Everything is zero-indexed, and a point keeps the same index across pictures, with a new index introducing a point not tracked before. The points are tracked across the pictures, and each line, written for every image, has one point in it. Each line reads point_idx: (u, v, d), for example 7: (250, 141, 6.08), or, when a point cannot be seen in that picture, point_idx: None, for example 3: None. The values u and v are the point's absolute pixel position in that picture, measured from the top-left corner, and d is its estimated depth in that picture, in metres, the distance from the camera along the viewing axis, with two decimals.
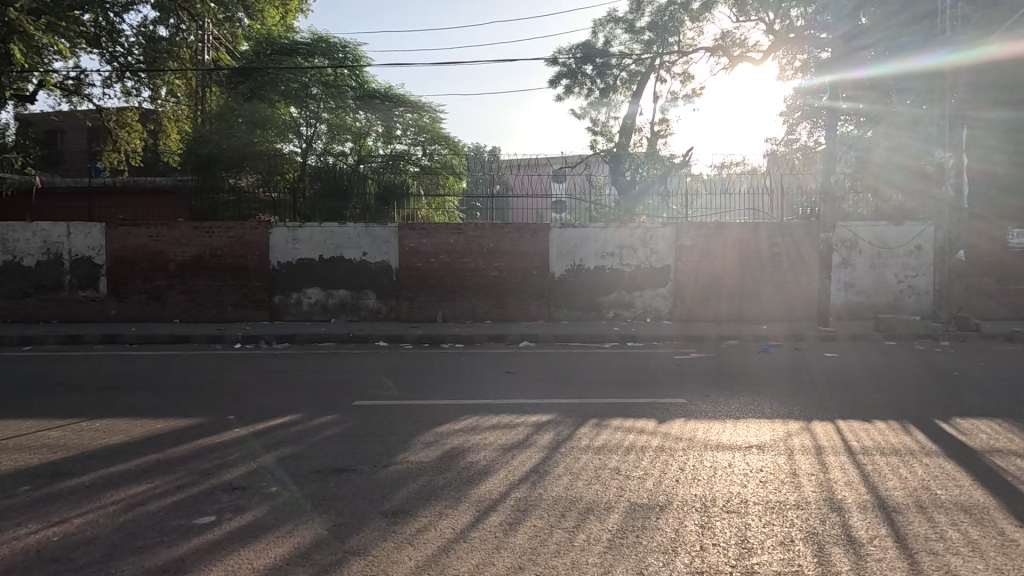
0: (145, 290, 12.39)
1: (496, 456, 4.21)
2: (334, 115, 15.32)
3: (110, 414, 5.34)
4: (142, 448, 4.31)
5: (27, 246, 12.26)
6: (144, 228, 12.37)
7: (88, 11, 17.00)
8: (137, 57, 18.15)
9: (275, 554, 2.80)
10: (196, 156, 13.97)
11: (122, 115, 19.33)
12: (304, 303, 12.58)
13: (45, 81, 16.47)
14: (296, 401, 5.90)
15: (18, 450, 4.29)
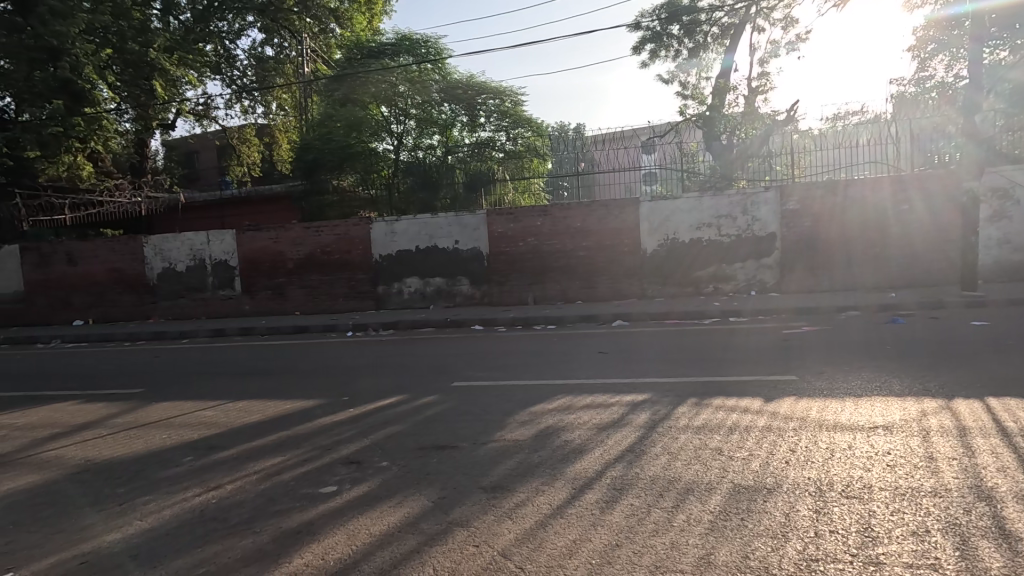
0: (271, 287, 13.92)
1: (590, 435, 4.22)
2: (421, 110, 15.97)
3: (249, 396, 6.13)
4: (274, 426, 4.91)
5: (178, 254, 14.30)
6: (265, 232, 13.84)
7: (209, 43, 19.21)
8: (250, 78, 20.29)
9: (388, 521, 3.07)
10: (303, 163, 15.32)
11: (242, 131, 21.61)
12: (404, 292, 13.39)
13: (182, 110, 18.97)
14: (400, 383, 6.34)
15: (182, 426, 5.08)
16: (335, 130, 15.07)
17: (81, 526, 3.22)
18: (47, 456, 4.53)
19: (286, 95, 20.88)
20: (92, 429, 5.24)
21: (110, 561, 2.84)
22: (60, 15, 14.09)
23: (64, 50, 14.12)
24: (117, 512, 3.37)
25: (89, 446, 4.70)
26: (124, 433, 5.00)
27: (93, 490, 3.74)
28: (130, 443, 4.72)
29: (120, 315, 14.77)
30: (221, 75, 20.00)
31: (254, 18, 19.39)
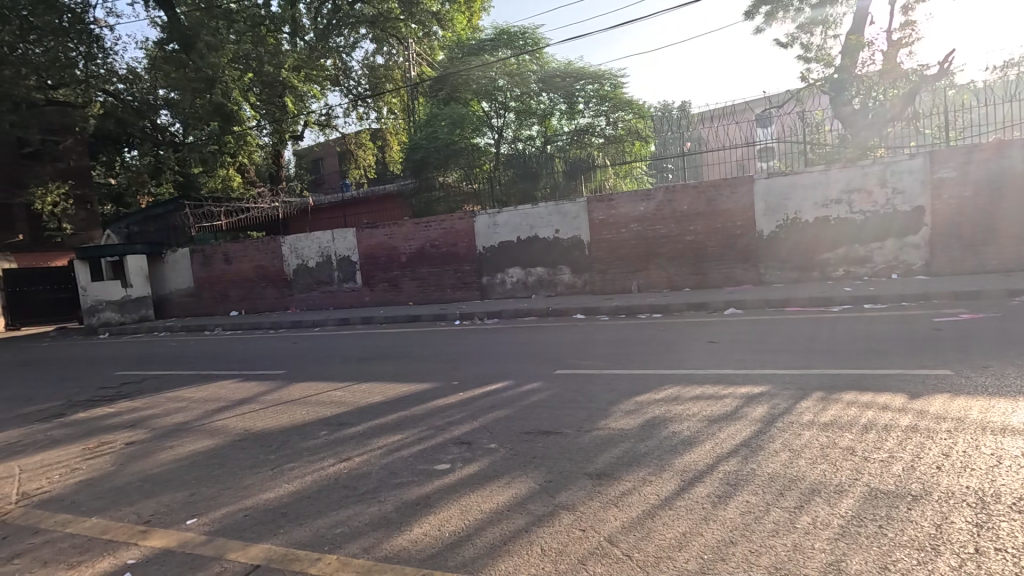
0: (387, 279, 15.06)
1: (701, 427, 4.04)
2: (520, 102, 16.16)
3: (371, 379, 6.73)
4: (393, 406, 5.36)
5: (309, 252, 16.02)
6: (381, 229, 14.97)
7: (329, 57, 20.81)
8: (364, 87, 22.03)
9: (497, 500, 3.21)
10: (413, 162, 16.31)
11: (358, 137, 23.57)
12: (507, 282, 13.75)
13: (309, 121, 21.05)
14: (505, 370, 6.56)
15: (318, 404, 5.73)
16: (440, 128, 15.71)
17: (243, 486, 3.79)
18: (217, 424, 5.39)
19: (395, 100, 22.59)
20: (248, 403, 6.10)
21: (266, 515, 3.31)
22: (214, 48, 16.35)
23: (216, 79, 16.30)
24: (269, 476, 3.92)
25: (246, 418, 5.49)
26: (272, 409, 5.76)
27: (250, 455, 4.37)
28: (277, 417, 5.43)
29: (265, 306, 16.93)
30: (340, 86, 21.80)
31: (366, 30, 20.79)
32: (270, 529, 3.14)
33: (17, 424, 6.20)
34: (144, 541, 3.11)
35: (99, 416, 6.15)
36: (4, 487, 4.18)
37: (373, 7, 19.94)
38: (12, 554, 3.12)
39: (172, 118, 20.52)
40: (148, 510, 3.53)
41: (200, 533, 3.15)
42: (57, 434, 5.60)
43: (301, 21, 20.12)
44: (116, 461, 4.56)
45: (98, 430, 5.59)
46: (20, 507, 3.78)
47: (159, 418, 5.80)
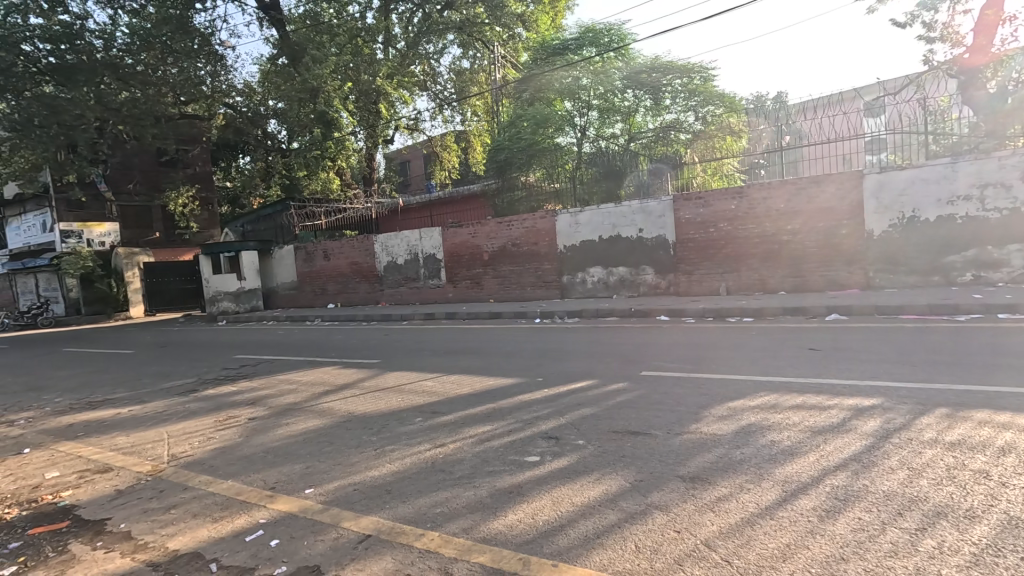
0: (470, 277, 15.55)
1: (803, 438, 3.83)
2: (604, 99, 15.84)
3: (459, 372, 7.02)
4: (481, 398, 5.57)
5: (398, 250, 16.93)
6: (464, 228, 15.46)
7: (419, 64, 21.78)
8: (449, 91, 22.95)
9: (588, 495, 3.26)
10: (497, 163, 16.63)
11: (444, 139, 24.59)
12: (588, 281, 13.69)
13: (399, 125, 22.21)
14: (589, 369, 6.58)
15: (412, 393, 6.10)
16: (524, 129, 15.93)
17: (351, 462, 4.15)
18: (324, 406, 5.91)
19: (479, 102, 23.29)
20: (349, 388, 6.62)
21: (373, 491, 3.61)
22: (318, 61, 17.37)
23: (319, 89, 17.41)
24: (373, 455, 4.25)
25: (348, 402, 5.97)
26: (370, 395, 6.21)
27: (355, 436, 4.76)
28: (376, 402, 5.85)
29: (358, 301, 18.14)
30: (427, 91, 22.78)
31: (453, 36, 21.52)
32: (378, 503, 3.42)
33: (161, 396, 7.16)
34: (272, 505, 3.51)
35: (226, 394, 6.95)
36: (157, 449, 4.88)
37: (460, 13, 20.64)
38: (169, 505, 3.65)
39: (280, 126, 22.52)
40: (273, 477, 3.98)
41: (317, 502, 3.50)
42: (193, 406, 6.42)
43: (393, 30, 21.28)
44: (243, 433, 5.15)
45: (226, 405, 6.33)
46: (171, 466, 4.40)
47: (274, 398, 6.45)
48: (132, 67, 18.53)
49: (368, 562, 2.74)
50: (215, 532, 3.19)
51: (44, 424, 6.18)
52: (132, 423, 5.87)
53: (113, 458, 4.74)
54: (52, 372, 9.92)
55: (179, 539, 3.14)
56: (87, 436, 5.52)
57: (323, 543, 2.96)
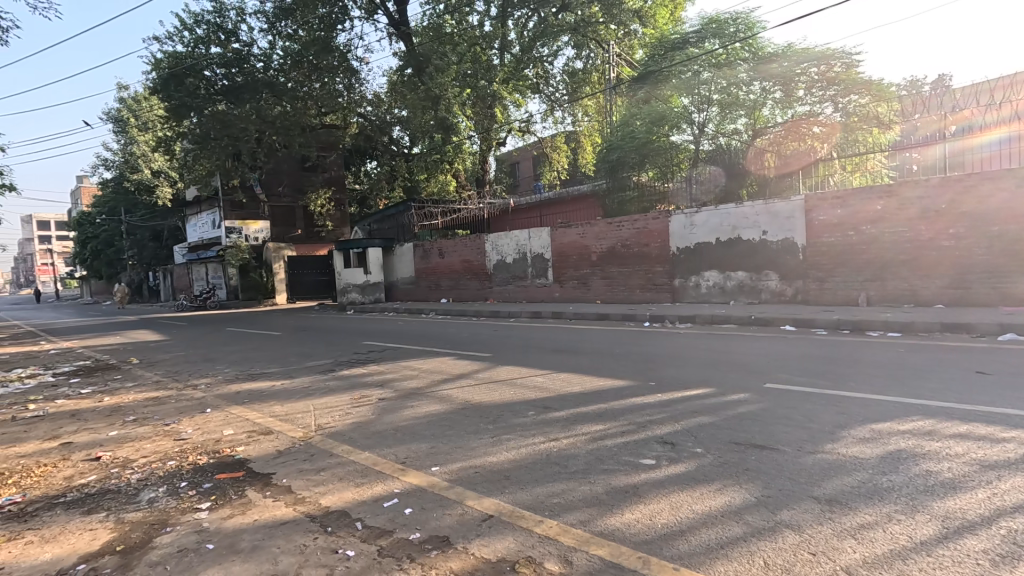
0: (577, 277, 15.54)
1: (970, 471, 3.36)
2: (726, 93, 14.91)
3: (569, 370, 7.11)
4: (594, 397, 5.61)
5: (508, 249, 17.46)
6: (573, 229, 15.52)
7: (533, 67, 22.20)
8: (562, 92, 23.19)
9: (709, 504, 3.17)
10: (608, 163, 16.19)
11: (554, 140, 24.87)
12: (702, 286, 13.04)
13: (512, 127, 22.84)
14: (706, 376, 6.31)
15: (524, 387, 6.30)
16: (638, 127, 15.36)
17: (470, 447, 4.42)
18: (444, 392, 6.35)
19: (591, 102, 23.28)
20: (465, 378, 7.02)
21: (493, 475, 3.83)
22: (441, 70, 19.10)
23: (441, 97, 18.93)
24: (491, 442, 4.49)
25: (465, 391, 6.34)
26: (484, 385, 6.54)
27: (473, 423, 5.06)
28: (490, 393, 6.14)
29: (468, 296, 18.99)
30: (540, 93, 23.21)
31: (567, 37, 21.66)
32: (499, 487, 3.63)
33: (306, 374, 8.15)
34: (403, 477, 3.88)
35: (358, 375, 7.73)
36: (306, 418, 5.61)
37: (575, 14, 20.73)
38: (319, 467, 4.18)
39: (404, 132, 24.41)
40: (404, 453, 4.38)
41: (443, 480, 3.79)
42: (332, 384, 7.24)
43: (509, 35, 21.84)
44: (374, 411, 5.72)
45: (359, 385, 7.06)
46: (317, 434, 5.03)
47: (399, 382, 7.05)
48: (284, 84, 21.79)
49: (492, 540, 2.93)
50: (359, 495, 3.61)
51: (218, 390, 7.35)
52: (284, 395, 6.78)
53: (272, 422, 5.54)
54: (220, 347, 11.72)
55: (329, 498, 3.61)
56: (251, 403, 6.49)
57: (451, 517, 3.21)
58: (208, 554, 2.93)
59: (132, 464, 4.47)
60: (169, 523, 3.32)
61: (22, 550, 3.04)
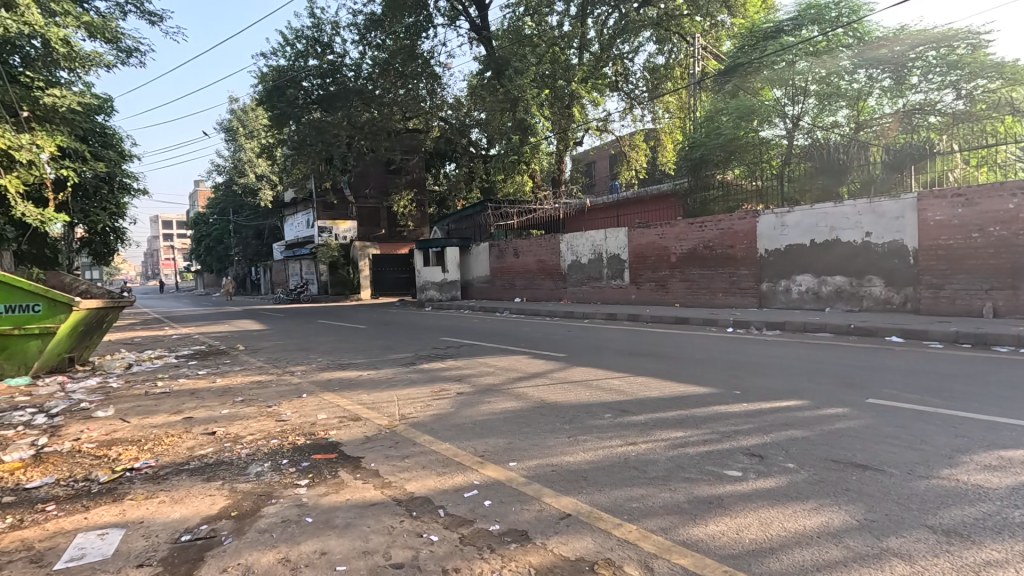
0: (654, 279, 15.11)
1: None
2: (825, 83, 13.74)
3: (645, 374, 6.94)
4: (673, 403, 5.44)
5: (583, 249, 17.32)
6: (652, 229, 15.11)
7: (612, 65, 21.87)
8: (641, 89, 22.63)
9: (803, 523, 2.97)
10: (689, 161, 15.66)
11: (633, 139, 24.27)
12: (793, 290, 12.21)
13: (589, 127, 22.63)
14: (797, 387, 5.90)
15: (600, 389, 6.24)
16: (724, 123, 14.61)
17: (547, 445, 4.46)
18: (520, 390, 6.44)
19: (673, 98, 22.57)
20: (540, 377, 7.09)
21: (569, 475, 3.84)
22: (520, 72, 19.19)
23: (520, 98, 19.15)
24: (568, 442, 4.50)
25: (540, 389, 6.40)
26: (559, 385, 6.56)
27: (549, 422, 5.09)
28: (566, 393, 6.14)
29: (542, 296, 19.06)
30: (619, 91, 22.82)
31: (649, 33, 21.13)
32: (576, 486, 3.63)
33: (389, 365, 8.59)
34: (482, 470, 3.99)
35: (437, 369, 8.04)
36: (391, 408, 5.92)
37: (658, 9, 20.18)
38: (404, 454, 4.41)
39: (482, 134, 25.02)
40: (482, 447, 4.50)
41: (521, 475, 3.86)
42: (413, 377, 7.58)
43: (588, 34, 21.57)
44: (453, 405, 5.92)
45: (438, 379, 7.33)
46: (401, 423, 5.30)
47: (476, 378, 7.24)
48: (373, 91, 23.00)
49: (571, 538, 2.94)
50: (441, 484, 3.76)
51: (312, 378, 7.94)
52: (370, 385, 7.20)
53: (360, 410, 5.90)
54: (312, 338, 12.64)
55: (413, 484, 3.79)
56: (341, 390, 6.96)
57: (529, 513, 3.27)
58: (308, 527, 3.19)
59: (242, 440, 4.95)
60: (274, 496, 3.65)
61: (157, 507, 3.47)
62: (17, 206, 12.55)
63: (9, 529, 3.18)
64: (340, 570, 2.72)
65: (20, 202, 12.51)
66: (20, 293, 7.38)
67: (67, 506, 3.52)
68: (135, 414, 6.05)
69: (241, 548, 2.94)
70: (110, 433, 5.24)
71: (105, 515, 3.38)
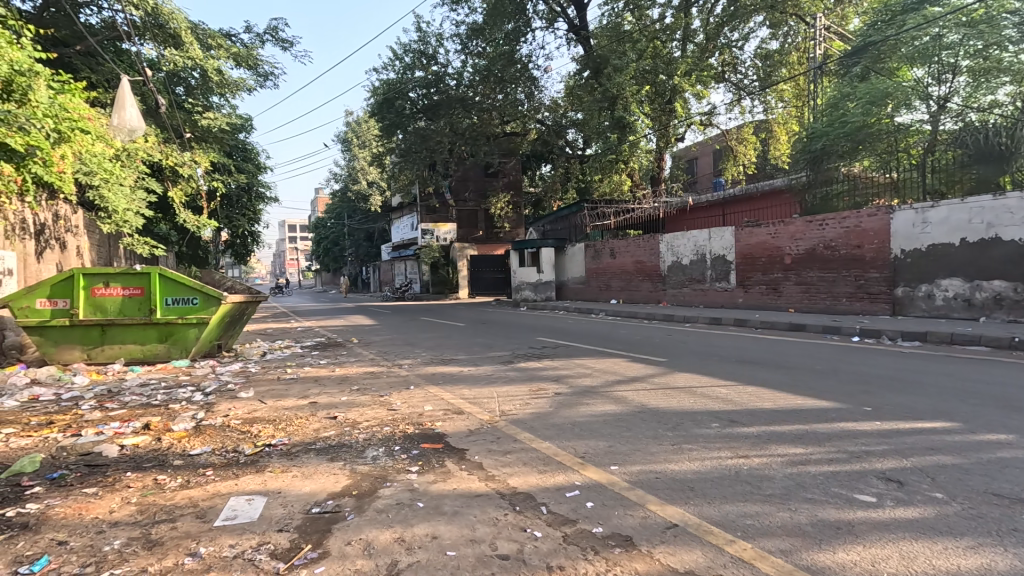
0: (765, 281, 14.04)
1: None
2: (981, 57, 11.92)
3: (757, 383, 6.48)
4: (790, 416, 5.03)
5: (685, 250, 16.56)
6: (763, 228, 14.06)
7: (718, 54, 20.72)
8: (752, 78, 21.15)
9: (957, 563, 2.60)
10: (810, 153, 14.22)
11: (740, 132, 22.69)
12: (937, 297, 10.69)
13: (693, 122, 21.56)
14: (945, 407, 5.15)
15: (706, 397, 5.93)
16: (850, 111, 13.19)
17: (650, 451, 4.33)
18: (619, 393, 6.32)
19: (788, 86, 20.81)
20: (640, 381, 6.89)
21: (675, 484, 3.69)
22: (620, 69, 18.77)
23: (619, 96, 18.78)
24: (672, 449, 4.34)
25: (641, 394, 6.23)
26: (661, 390, 6.34)
27: (651, 427, 4.94)
28: (668, 399, 5.93)
29: (639, 298, 18.52)
30: (726, 81, 21.62)
31: (761, 17, 19.71)
32: (682, 496, 3.49)
33: (489, 363, 8.87)
34: (583, 471, 3.98)
35: (534, 368, 8.15)
36: (491, 404, 6.12)
37: None
38: (506, 450, 4.53)
39: (578, 134, 24.89)
40: (582, 448, 4.49)
41: (623, 479, 3.80)
42: (512, 375, 7.75)
43: (692, 24, 20.51)
44: (551, 404, 5.96)
45: (536, 378, 7.43)
46: (502, 419, 5.45)
47: (574, 379, 7.22)
48: (474, 98, 23.79)
49: (678, 549, 2.84)
50: (542, 481, 3.81)
51: (417, 371, 8.43)
52: (472, 380, 7.48)
53: (463, 404, 6.17)
54: (417, 334, 13.41)
55: (515, 479, 3.88)
56: (444, 385, 7.32)
57: (633, 519, 3.20)
58: (420, 511, 3.39)
59: (359, 425, 5.39)
60: (389, 479, 3.93)
61: (292, 481, 3.90)
62: (180, 214, 14.74)
63: (180, 487, 3.75)
64: (450, 555, 2.86)
65: (182, 211, 14.67)
66: (184, 288, 8.68)
67: (222, 472, 4.08)
68: (270, 396, 6.84)
69: (362, 525, 3.20)
70: (252, 412, 5.99)
71: (251, 483, 3.87)
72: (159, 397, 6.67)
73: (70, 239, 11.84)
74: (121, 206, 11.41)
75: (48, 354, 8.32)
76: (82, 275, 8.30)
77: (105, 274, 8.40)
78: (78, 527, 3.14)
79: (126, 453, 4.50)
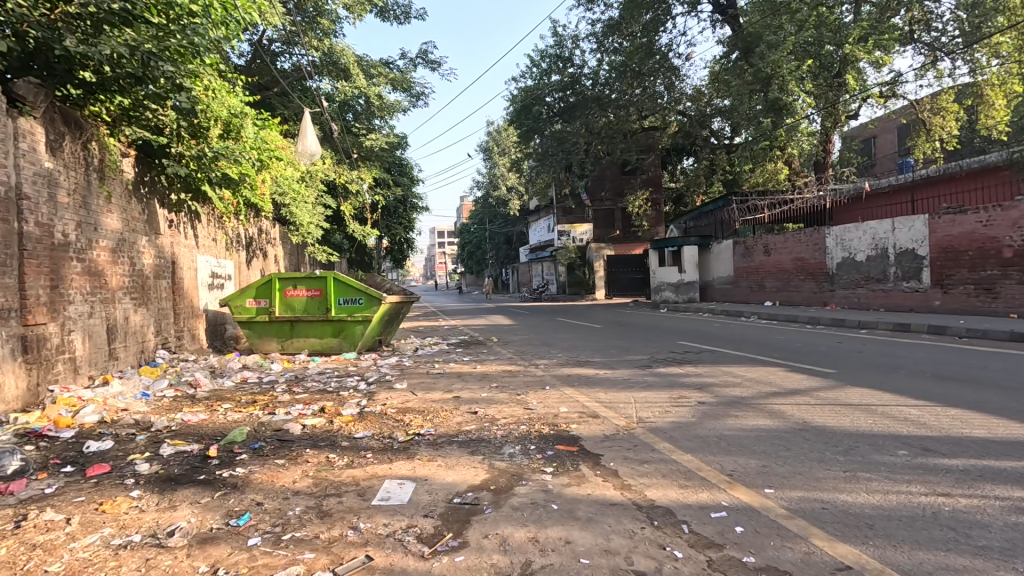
0: (974, 280, 11.49)
1: None
2: None
3: (961, 406, 5.29)
4: (1014, 451, 3.99)
5: (859, 244, 14.29)
6: (970, 215, 11.51)
7: (905, 11, 17.52)
8: (953, 33, 17.48)
9: None
10: None
11: (937, 100, 18.94)
12: None
13: (869, 95, 18.55)
14: None
15: (888, 417, 5.01)
16: None
17: (815, 476, 3.77)
18: (775, 407, 5.65)
19: (1007, 38, 16.75)
20: (802, 394, 6.08)
21: (848, 517, 3.16)
22: (775, 46, 16.79)
23: (774, 75, 16.81)
24: (844, 477, 3.72)
25: (802, 409, 5.49)
26: (828, 406, 5.51)
27: (816, 449, 4.31)
28: (837, 417, 5.14)
29: (800, 300, 16.45)
30: (914, 42, 18.23)
31: None
32: (857, 534, 2.97)
33: (626, 366, 8.60)
34: (732, 491, 3.62)
35: (675, 374, 7.68)
36: (629, 409, 5.90)
37: None
38: (643, 459, 4.32)
39: (725, 122, 22.98)
40: (731, 465, 4.08)
41: (780, 505, 3.37)
42: (651, 380, 7.40)
43: None
44: (694, 414, 5.55)
45: (678, 385, 6.99)
46: (639, 426, 5.22)
47: (721, 388, 6.63)
48: (610, 96, 23.34)
49: None
50: (684, 497, 3.55)
51: (554, 372, 8.50)
52: (608, 384, 7.31)
53: (599, 407, 6.05)
54: (554, 334, 13.54)
55: (653, 492, 3.67)
56: (580, 386, 7.26)
57: (794, 552, 2.81)
58: (554, 513, 3.38)
59: (498, 421, 5.61)
60: (525, 478, 4.00)
61: (436, 470, 4.18)
62: (350, 226, 16.93)
63: (346, 466, 4.27)
64: (585, 562, 2.80)
65: (352, 223, 16.86)
66: (353, 290, 9.92)
67: (379, 456, 4.54)
68: (420, 389, 7.46)
69: (499, 520, 3.30)
70: (405, 403, 6.59)
71: (403, 468, 4.24)
72: (333, 384, 7.70)
73: (270, 249, 14.31)
74: (306, 221, 13.43)
75: (254, 344, 10.14)
76: (277, 279, 9.94)
77: (294, 278, 9.95)
78: (271, 492, 3.75)
79: (306, 432, 5.25)
